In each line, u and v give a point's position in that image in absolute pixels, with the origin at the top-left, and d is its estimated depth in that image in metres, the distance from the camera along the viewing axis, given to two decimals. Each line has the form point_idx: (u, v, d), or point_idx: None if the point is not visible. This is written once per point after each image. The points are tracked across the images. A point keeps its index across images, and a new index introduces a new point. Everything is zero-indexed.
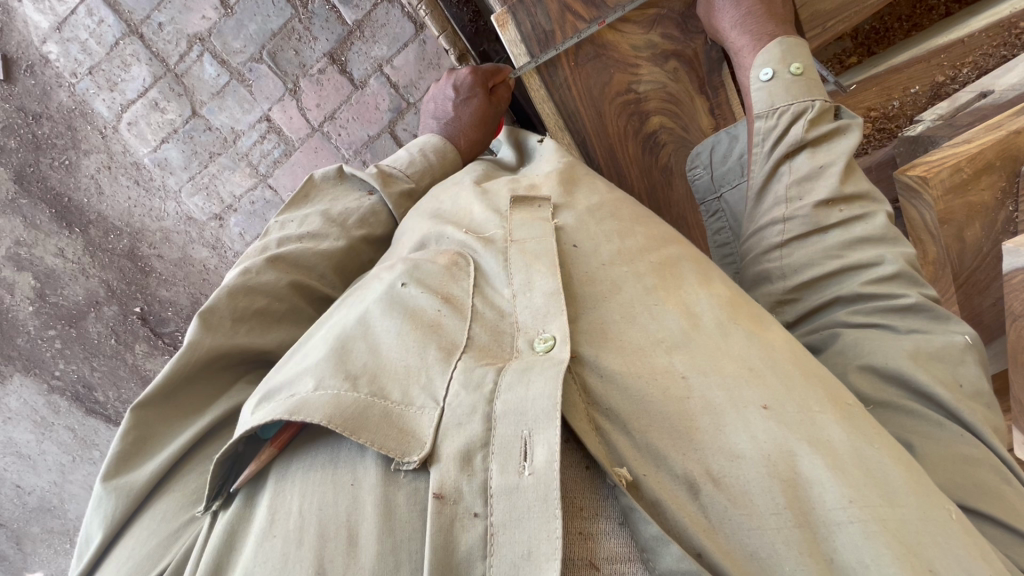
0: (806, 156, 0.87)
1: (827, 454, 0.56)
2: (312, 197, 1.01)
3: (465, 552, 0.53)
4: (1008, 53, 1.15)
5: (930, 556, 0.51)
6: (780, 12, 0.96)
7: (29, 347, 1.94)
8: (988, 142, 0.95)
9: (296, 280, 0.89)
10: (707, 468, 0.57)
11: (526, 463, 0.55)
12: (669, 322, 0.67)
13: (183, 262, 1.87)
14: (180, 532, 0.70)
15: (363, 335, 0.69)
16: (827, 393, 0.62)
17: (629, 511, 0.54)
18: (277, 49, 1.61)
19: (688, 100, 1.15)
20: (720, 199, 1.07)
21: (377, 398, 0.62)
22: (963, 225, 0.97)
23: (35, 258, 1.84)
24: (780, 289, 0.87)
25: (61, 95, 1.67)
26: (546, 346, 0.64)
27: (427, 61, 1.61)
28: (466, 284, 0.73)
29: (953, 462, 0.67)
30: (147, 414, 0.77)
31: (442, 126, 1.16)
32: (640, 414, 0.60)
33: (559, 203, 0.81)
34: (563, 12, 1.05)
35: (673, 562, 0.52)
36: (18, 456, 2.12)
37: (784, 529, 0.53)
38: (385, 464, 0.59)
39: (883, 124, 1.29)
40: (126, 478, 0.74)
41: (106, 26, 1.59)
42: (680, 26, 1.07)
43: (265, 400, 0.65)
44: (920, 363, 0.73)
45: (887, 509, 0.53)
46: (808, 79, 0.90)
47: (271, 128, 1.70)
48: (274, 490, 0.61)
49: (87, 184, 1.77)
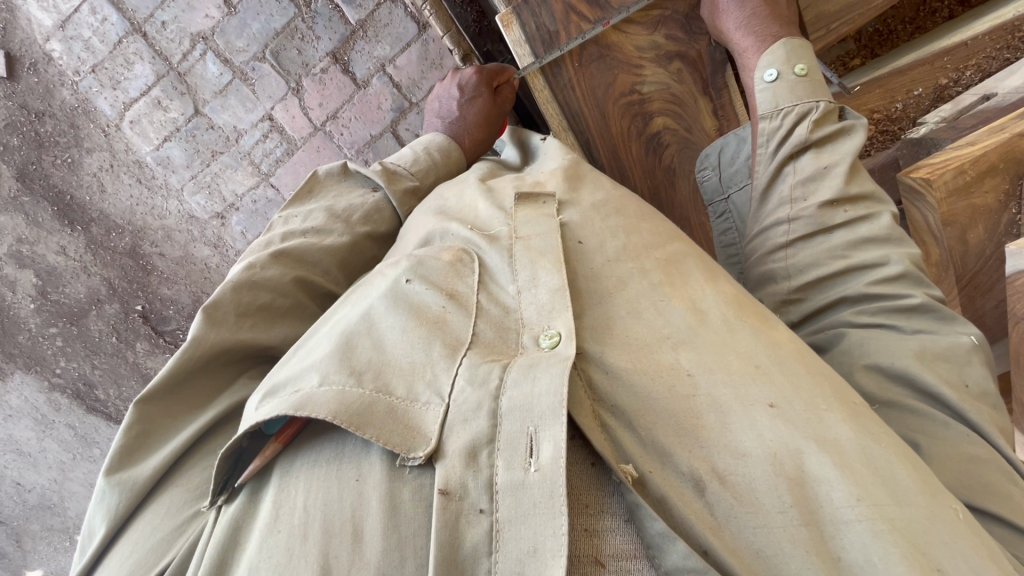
0: (810, 157, 0.87)
1: (834, 452, 0.56)
2: (316, 193, 1.01)
3: (470, 548, 0.53)
4: (1011, 56, 1.15)
5: (938, 555, 0.50)
6: (785, 14, 0.96)
7: (29, 345, 1.94)
8: (991, 144, 0.95)
9: (300, 275, 0.89)
10: (713, 466, 0.56)
11: (532, 459, 0.55)
12: (674, 318, 0.67)
13: (184, 261, 1.87)
14: (183, 527, 0.70)
15: (368, 332, 0.68)
16: (834, 392, 0.61)
17: (635, 508, 0.54)
18: (279, 48, 1.62)
19: (691, 101, 1.14)
20: (727, 200, 1.07)
21: (382, 394, 0.62)
22: (966, 227, 0.97)
23: (37, 256, 1.84)
24: (785, 289, 0.87)
25: (63, 93, 1.67)
26: (551, 342, 0.63)
27: (429, 61, 1.62)
28: (471, 280, 0.73)
29: (958, 461, 0.67)
30: (151, 408, 0.77)
31: (446, 125, 1.16)
32: (647, 412, 0.60)
33: (564, 199, 0.81)
34: (568, 13, 1.05)
35: (679, 559, 0.52)
36: (18, 453, 2.12)
37: (790, 527, 0.53)
38: (392, 459, 0.59)
39: (886, 126, 1.29)
40: (129, 472, 0.74)
41: (109, 24, 1.59)
42: (684, 27, 1.06)
43: (270, 395, 0.65)
44: (925, 363, 0.73)
45: (895, 508, 0.52)
46: (813, 80, 0.90)
47: (274, 127, 1.70)
48: (279, 485, 0.61)
49: (90, 182, 1.77)
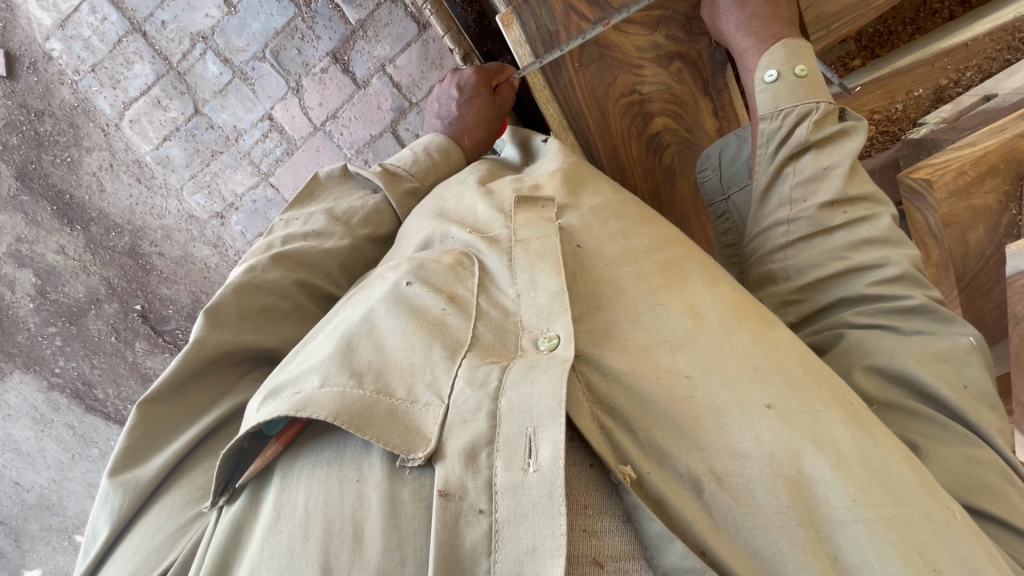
0: (810, 157, 0.87)
1: (832, 453, 0.56)
2: (317, 195, 1.01)
3: (469, 549, 0.53)
4: (1011, 57, 1.16)
5: (933, 556, 0.51)
6: (786, 15, 0.96)
7: (29, 344, 1.94)
8: (992, 145, 0.96)
9: (300, 278, 0.89)
10: (711, 467, 0.57)
11: (531, 460, 0.55)
12: (673, 320, 0.67)
13: (184, 260, 1.87)
14: (186, 528, 0.70)
15: (368, 333, 0.68)
16: (832, 393, 0.62)
17: (633, 509, 0.55)
18: (280, 48, 1.62)
19: (692, 101, 1.15)
20: (727, 200, 1.07)
21: (383, 396, 0.62)
22: (967, 228, 0.97)
23: (37, 255, 1.85)
24: (785, 290, 0.87)
25: (63, 92, 1.67)
26: (550, 345, 0.64)
27: (430, 61, 1.62)
28: (471, 283, 0.73)
29: (957, 463, 0.68)
30: (154, 409, 0.77)
31: (446, 126, 1.16)
32: (646, 414, 0.60)
33: (564, 203, 0.81)
34: (568, 13, 1.04)
35: (677, 559, 0.52)
36: (17, 453, 2.12)
37: (788, 528, 0.53)
38: (391, 460, 0.59)
39: (886, 127, 1.29)
40: (132, 473, 0.74)
41: (109, 24, 1.60)
42: (685, 28, 1.07)
43: (270, 396, 0.65)
44: (924, 364, 0.73)
45: (892, 508, 0.53)
46: (813, 81, 0.90)
47: (273, 127, 1.70)
48: (280, 486, 0.61)
49: (89, 181, 1.77)
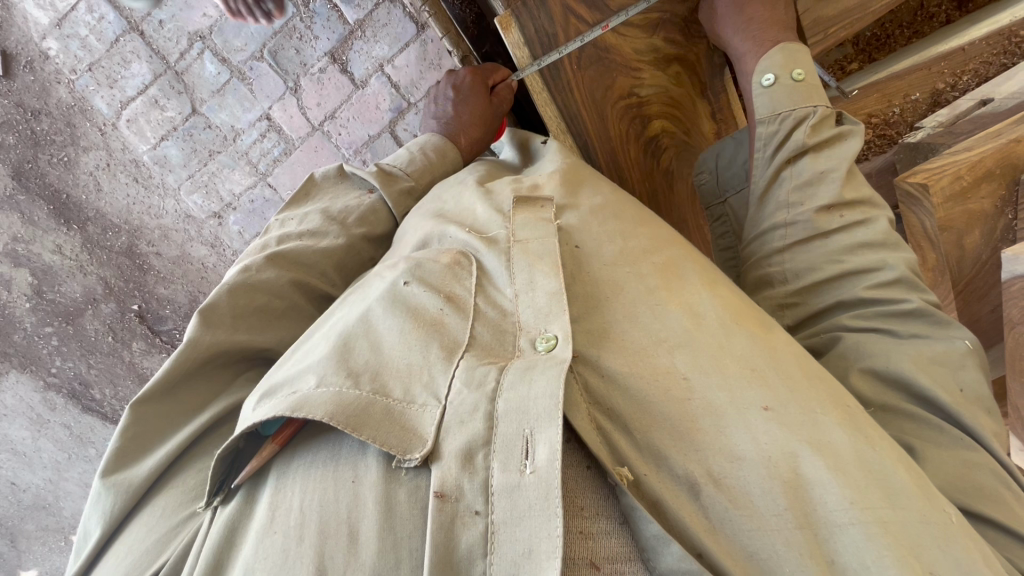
0: (807, 161, 0.87)
1: (828, 455, 0.56)
2: (313, 195, 1.02)
3: (465, 550, 0.53)
4: (1008, 61, 1.18)
5: (929, 559, 0.51)
6: (784, 18, 0.95)
7: (25, 344, 1.94)
8: (988, 150, 0.97)
9: (296, 278, 0.89)
10: (709, 469, 0.57)
11: (527, 462, 0.55)
12: (670, 320, 0.67)
13: (181, 260, 1.87)
14: (179, 528, 0.70)
15: (365, 333, 0.68)
16: (829, 395, 0.62)
17: (630, 511, 0.55)
18: (277, 48, 1.61)
19: (689, 104, 1.18)
20: (724, 203, 1.07)
21: (379, 396, 0.62)
22: (963, 233, 0.97)
23: (33, 255, 1.84)
24: (781, 293, 0.88)
25: (60, 91, 1.67)
26: (547, 345, 0.63)
27: (428, 62, 1.60)
28: (469, 283, 0.73)
29: (951, 465, 0.68)
30: (147, 409, 0.77)
31: (442, 126, 1.15)
32: (643, 415, 0.60)
33: (563, 203, 0.81)
34: (567, 16, 1.03)
35: (674, 561, 0.53)
36: (13, 453, 2.11)
37: (784, 530, 0.53)
38: (387, 461, 0.59)
39: (882, 131, 1.29)
40: (126, 473, 0.74)
41: (106, 23, 1.59)
42: (683, 31, 1.08)
43: (266, 397, 0.65)
44: (920, 366, 0.73)
45: (888, 510, 0.53)
46: (809, 85, 0.90)
47: (271, 127, 1.70)
48: (275, 486, 0.61)
49: (86, 181, 1.77)
